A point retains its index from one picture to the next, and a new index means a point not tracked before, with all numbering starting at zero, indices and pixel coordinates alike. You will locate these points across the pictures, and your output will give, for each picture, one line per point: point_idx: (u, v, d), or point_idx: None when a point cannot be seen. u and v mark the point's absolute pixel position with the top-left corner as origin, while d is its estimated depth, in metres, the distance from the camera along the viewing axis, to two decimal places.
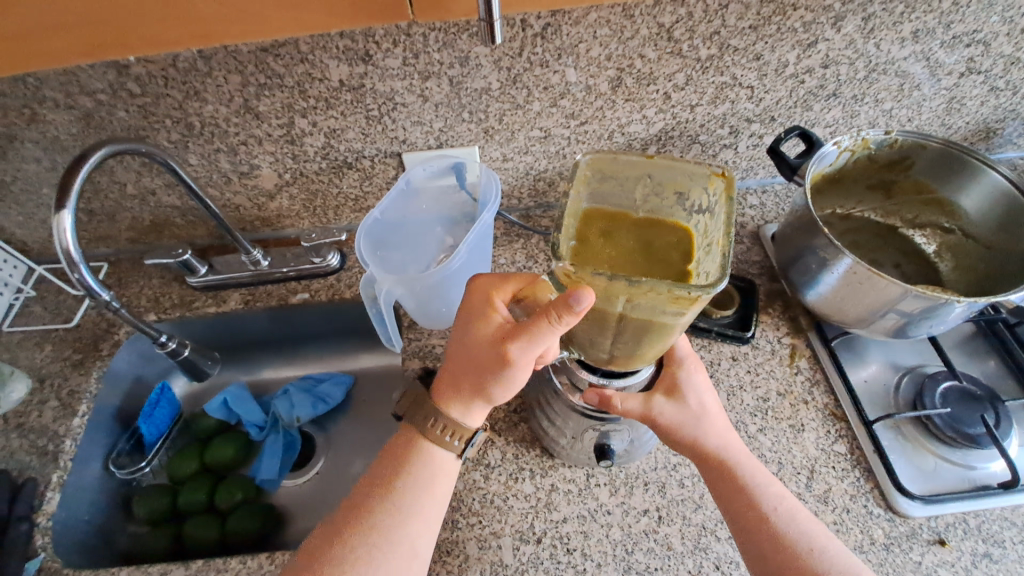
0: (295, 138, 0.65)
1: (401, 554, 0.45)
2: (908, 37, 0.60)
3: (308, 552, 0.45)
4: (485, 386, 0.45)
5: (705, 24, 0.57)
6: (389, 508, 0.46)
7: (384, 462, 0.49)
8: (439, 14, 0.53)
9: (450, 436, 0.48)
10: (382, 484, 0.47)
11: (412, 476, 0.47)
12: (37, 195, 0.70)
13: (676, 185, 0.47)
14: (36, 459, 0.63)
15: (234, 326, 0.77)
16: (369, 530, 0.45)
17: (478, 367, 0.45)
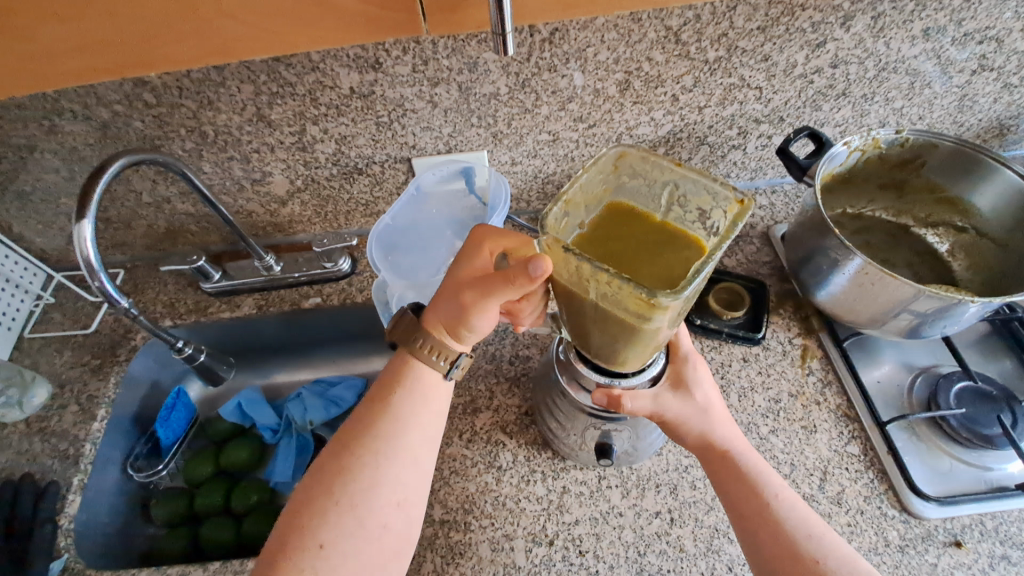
0: (306, 145, 0.66)
1: (407, 462, 0.46)
2: (919, 35, 0.60)
3: (318, 468, 0.46)
4: (450, 324, 0.47)
5: (713, 27, 0.57)
6: (392, 421, 0.47)
7: (382, 383, 0.50)
8: (451, 28, 0.54)
9: (440, 357, 0.49)
10: (382, 401, 0.48)
11: (411, 391, 0.49)
12: (56, 204, 0.71)
13: (699, 199, 0.43)
14: (57, 462, 0.65)
15: (248, 331, 0.79)
16: (376, 439, 0.46)
17: (452, 300, 0.47)
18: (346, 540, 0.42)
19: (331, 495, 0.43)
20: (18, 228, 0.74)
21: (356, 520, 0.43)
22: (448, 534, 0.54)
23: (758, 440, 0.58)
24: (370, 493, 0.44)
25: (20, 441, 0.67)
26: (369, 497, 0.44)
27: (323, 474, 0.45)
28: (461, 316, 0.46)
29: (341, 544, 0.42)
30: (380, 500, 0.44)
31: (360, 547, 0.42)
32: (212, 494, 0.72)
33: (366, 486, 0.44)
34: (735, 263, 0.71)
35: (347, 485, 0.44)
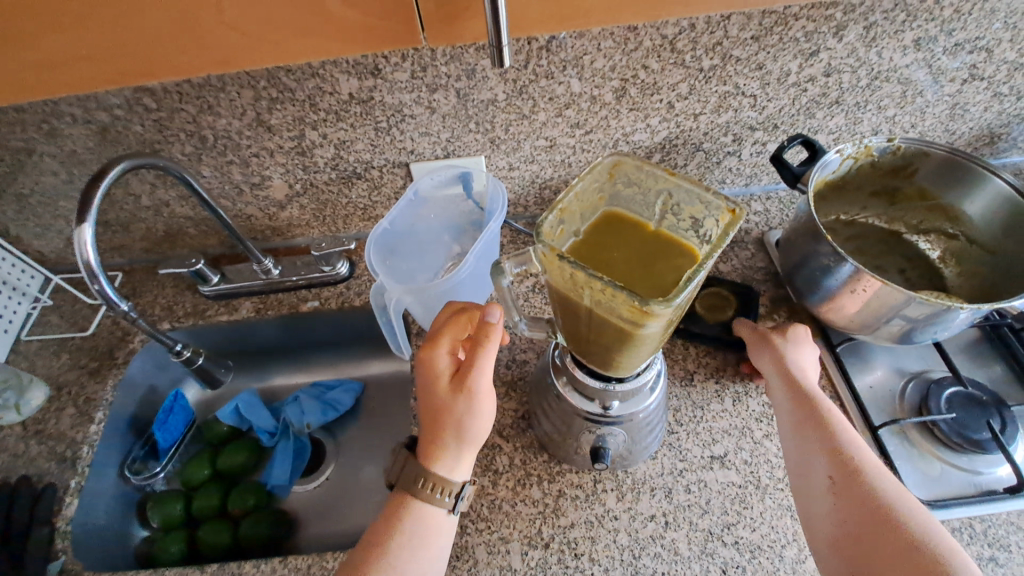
0: (306, 150, 0.66)
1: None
2: (910, 45, 0.61)
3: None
4: (444, 427, 0.47)
5: (708, 35, 0.57)
6: (384, 566, 0.44)
7: (379, 520, 0.48)
8: (450, 39, 0.55)
9: (439, 492, 0.47)
10: (377, 541, 0.46)
11: (407, 535, 0.46)
12: (55, 207, 0.72)
13: (692, 207, 0.43)
14: (55, 465, 0.65)
15: (245, 334, 0.79)
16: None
17: (430, 403, 0.48)
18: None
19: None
20: (16, 230, 0.74)
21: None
22: None
23: (752, 444, 0.59)
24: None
25: (16, 444, 0.67)
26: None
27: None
28: (449, 412, 0.47)
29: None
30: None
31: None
32: (209, 498, 0.72)
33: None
34: (730, 268, 0.72)
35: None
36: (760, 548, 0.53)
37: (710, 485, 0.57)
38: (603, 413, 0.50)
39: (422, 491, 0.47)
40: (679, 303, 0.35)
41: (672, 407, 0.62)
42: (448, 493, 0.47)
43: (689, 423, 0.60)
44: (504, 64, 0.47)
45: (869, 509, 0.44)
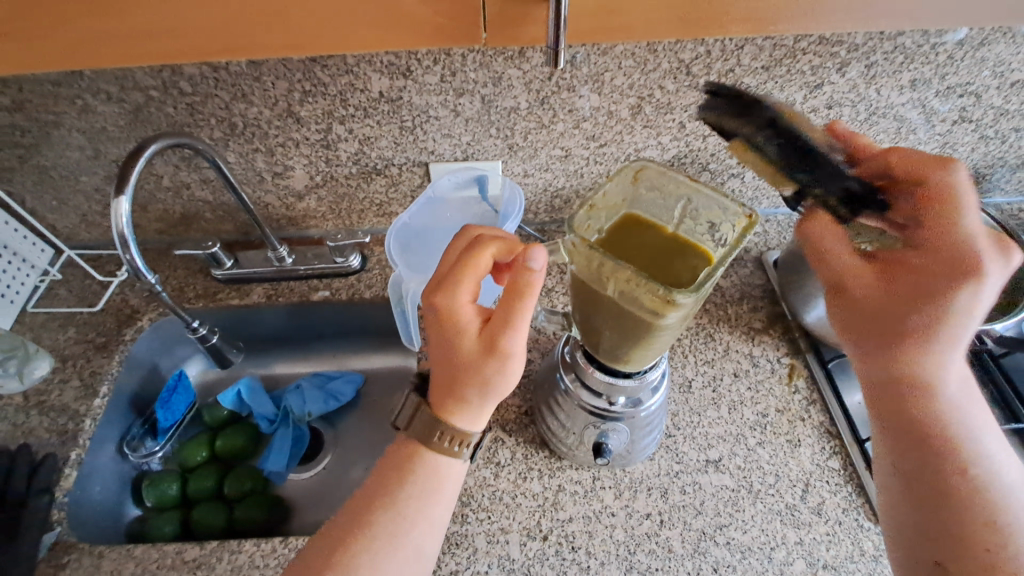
0: (331, 143, 0.68)
1: (404, 559, 0.45)
2: (906, 85, 0.65)
3: (308, 556, 0.45)
4: (469, 386, 0.44)
5: (721, 62, 0.61)
6: (395, 519, 0.45)
7: (389, 466, 0.48)
8: (508, 40, 0.43)
9: (452, 443, 0.46)
10: (386, 491, 0.46)
11: (419, 488, 0.46)
12: (75, 182, 0.73)
13: (710, 212, 0.47)
14: (55, 436, 0.65)
15: (253, 319, 0.80)
16: (375, 537, 0.44)
17: (453, 359, 0.44)
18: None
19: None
20: (32, 202, 0.75)
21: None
22: (445, 524, 0.56)
23: (745, 450, 0.61)
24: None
25: (17, 413, 0.67)
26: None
27: (312, 567, 0.43)
28: (474, 371, 0.43)
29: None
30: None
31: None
32: (205, 479, 0.72)
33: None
34: (729, 284, 0.75)
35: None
36: (750, 549, 0.55)
37: (704, 487, 0.59)
38: (608, 407, 0.53)
39: (435, 442, 0.46)
40: (701, 292, 0.39)
41: (669, 411, 0.64)
42: (464, 445, 0.47)
43: (686, 428, 0.63)
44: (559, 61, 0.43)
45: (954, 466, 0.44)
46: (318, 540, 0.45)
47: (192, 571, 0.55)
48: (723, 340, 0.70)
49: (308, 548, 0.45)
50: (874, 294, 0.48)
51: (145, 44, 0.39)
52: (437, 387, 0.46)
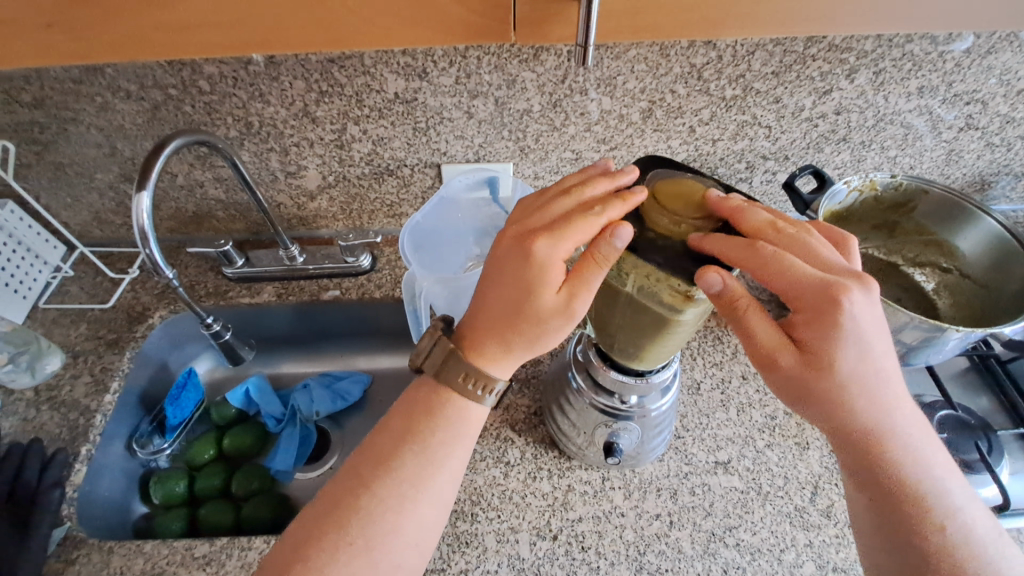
0: (344, 143, 0.69)
1: (428, 503, 0.45)
2: (914, 92, 0.66)
3: (333, 494, 0.45)
4: (523, 338, 0.44)
5: (732, 67, 0.62)
6: (422, 463, 0.46)
7: (414, 407, 0.47)
8: (538, 38, 0.52)
9: (483, 390, 0.46)
10: (412, 435, 0.46)
11: (446, 433, 0.46)
12: (90, 180, 0.73)
13: None
14: (66, 431, 0.65)
15: (262, 317, 0.80)
16: (401, 480, 0.45)
17: (518, 306, 0.43)
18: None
19: (345, 534, 0.43)
20: (47, 199, 0.75)
21: (368, 562, 0.43)
22: (455, 523, 0.56)
23: (755, 452, 0.61)
24: (388, 537, 0.44)
25: (28, 408, 0.67)
26: (386, 543, 0.43)
27: (338, 505, 0.44)
28: (536, 325, 0.43)
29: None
30: (396, 543, 0.44)
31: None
32: (213, 477, 0.72)
33: (384, 530, 0.44)
34: None
35: (363, 526, 0.43)
36: (759, 550, 0.55)
37: (713, 488, 0.59)
38: (621, 406, 0.53)
39: (464, 387, 0.46)
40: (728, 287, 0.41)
41: (679, 413, 0.64)
42: (492, 393, 0.46)
43: (695, 429, 0.63)
44: (586, 64, 0.49)
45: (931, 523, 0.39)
46: (343, 477, 0.46)
47: (202, 567, 0.54)
48: (732, 343, 0.70)
49: (332, 484, 0.46)
50: (790, 361, 0.39)
51: (207, 33, 0.47)
52: (486, 331, 0.45)
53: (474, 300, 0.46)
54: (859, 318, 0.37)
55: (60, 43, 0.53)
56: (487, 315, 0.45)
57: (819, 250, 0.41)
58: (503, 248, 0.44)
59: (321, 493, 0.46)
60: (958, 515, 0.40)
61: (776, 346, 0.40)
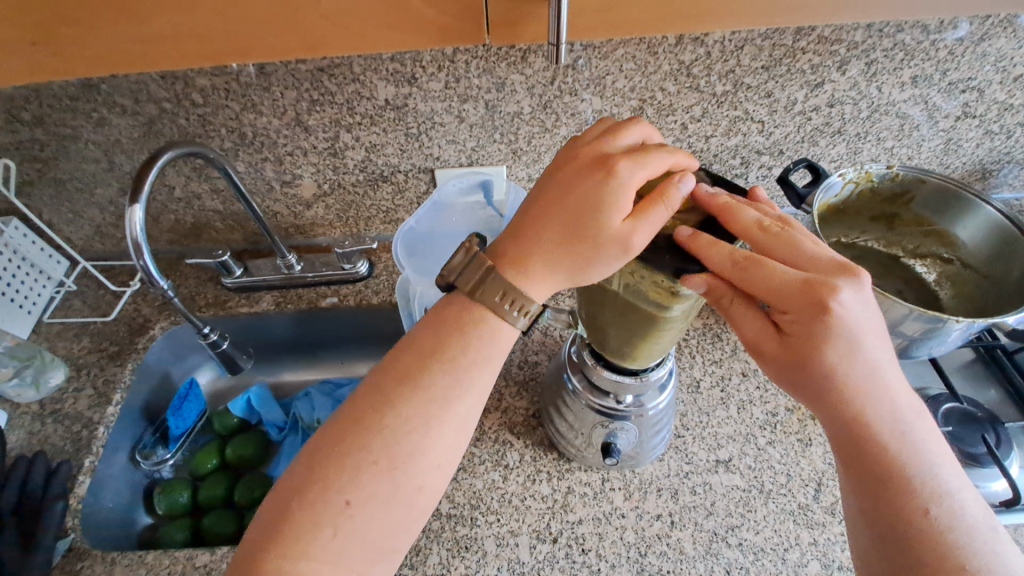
0: (338, 151, 0.70)
1: (455, 426, 0.42)
2: (908, 82, 0.66)
3: (353, 412, 0.41)
4: (571, 261, 0.41)
5: (722, 63, 0.62)
6: (450, 383, 0.42)
7: (445, 323, 0.44)
8: (512, 39, 0.57)
9: (517, 310, 0.43)
10: (441, 353, 0.42)
11: (478, 353, 0.43)
12: (90, 194, 0.74)
13: None
14: (70, 444, 0.66)
15: (262, 326, 0.81)
16: (429, 399, 0.41)
17: (580, 224, 0.40)
18: (375, 503, 0.39)
19: (367, 452, 0.39)
20: (49, 215, 0.76)
21: (389, 484, 0.39)
22: (454, 527, 0.56)
23: (756, 450, 0.60)
24: (411, 459, 0.40)
25: (33, 421, 0.68)
26: (409, 465, 0.40)
27: (360, 423, 0.41)
28: (591, 250, 0.40)
29: (368, 505, 0.39)
30: (421, 464, 0.41)
31: (388, 511, 0.39)
32: (216, 486, 0.72)
33: (408, 451, 0.40)
34: None
35: (387, 447, 0.40)
36: (763, 550, 0.54)
37: (714, 487, 0.58)
38: (617, 406, 0.52)
39: (497, 305, 0.43)
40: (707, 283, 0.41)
41: (678, 412, 0.64)
42: (527, 315, 0.43)
43: (695, 428, 0.62)
44: (559, 62, 0.51)
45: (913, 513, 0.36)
46: (363, 395, 0.42)
47: None
48: (731, 340, 0.70)
49: (353, 401, 0.42)
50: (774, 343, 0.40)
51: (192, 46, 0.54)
52: (537, 250, 0.42)
53: (532, 218, 0.43)
54: (846, 305, 0.36)
55: (51, 61, 0.53)
56: (542, 233, 0.42)
57: (805, 246, 0.39)
58: (574, 170, 0.43)
59: (339, 411, 0.42)
60: (948, 505, 0.36)
61: (760, 337, 0.40)
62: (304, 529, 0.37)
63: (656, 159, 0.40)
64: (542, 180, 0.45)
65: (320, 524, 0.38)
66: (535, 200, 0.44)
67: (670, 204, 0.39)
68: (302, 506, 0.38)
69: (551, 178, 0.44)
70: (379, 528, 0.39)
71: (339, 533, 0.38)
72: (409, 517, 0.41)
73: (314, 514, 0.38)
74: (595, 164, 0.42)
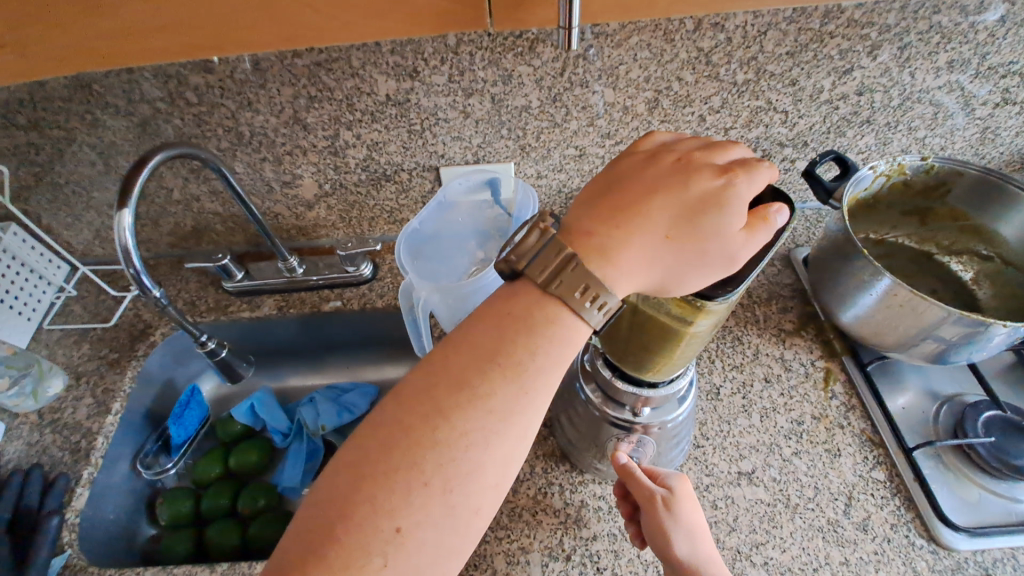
0: (338, 150, 0.67)
1: (517, 439, 0.35)
2: (943, 67, 0.61)
3: (396, 421, 0.34)
4: (671, 265, 0.36)
5: (743, 50, 0.58)
6: (513, 391, 0.35)
7: (510, 320, 0.36)
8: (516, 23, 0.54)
9: (593, 304, 0.36)
10: (504, 355, 0.35)
11: (548, 356, 0.36)
12: (87, 198, 0.72)
13: None
14: (68, 455, 0.64)
15: (265, 331, 0.79)
16: (489, 411, 0.34)
17: (692, 223, 0.36)
18: (430, 528, 0.32)
19: (419, 471, 0.32)
20: (48, 219, 0.75)
21: (446, 508, 0.33)
22: None
23: (781, 461, 0.57)
24: (470, 479, 0.33)
25: (32, 432, 0.66)
26: (467, 486, 0.33)
27: (407, 436, 0.33)
28: (698, 257, 0.36)
29: (422, 531, 0.32)
30: (479, 485, 0.34)
31: (443, 538, 0.33)
32: (219, 496, 0.71)
33: (465, 470, 0.33)
34: (756, 284, 0.71)
35: (442, 465, 0.33)
36: (790, 570, 0.51)
37: (737, 502, 0.55)
38: (633, 420, 0.49)
39: (571, 298, 0.36)
40: (729, 302, 0.38)
41: (697, 420, 0.60)
42: (603, 311, 0.36)
43: (716, 437, 0.59)
44: (571, 48, 0.48)
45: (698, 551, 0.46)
46: (408, 401, 0.35)
47: None
48: (752, 344, 0.66)
49: (395, 409, 0.35)
50: None
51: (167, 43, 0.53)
52: (630, 241, 0.36)
53: (628, 205, 0.37)
54: None
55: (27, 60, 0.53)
56: (639, 225, 0.37)
57: None
58: (669, 167, 0.39)
59: (377, 419, 0.35)
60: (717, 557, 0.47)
61: None
62: (349, 559, 0.31)
63: (767, 169, 0.37)
64: (627, 169, 0.40)
65: (368, 554, 0.31)
66: (623, 187, 0.38)
67: (775, 225, 0.36)
68: (347, 531, 0.31)
69: (639, 169, 0.39)
70: (433, 558, 0.32)
71: (391, 562, 0.31)
72: (463, 544, 0.34)
73: (360, 541, 0.31)
74: (701, 164, 0.38)
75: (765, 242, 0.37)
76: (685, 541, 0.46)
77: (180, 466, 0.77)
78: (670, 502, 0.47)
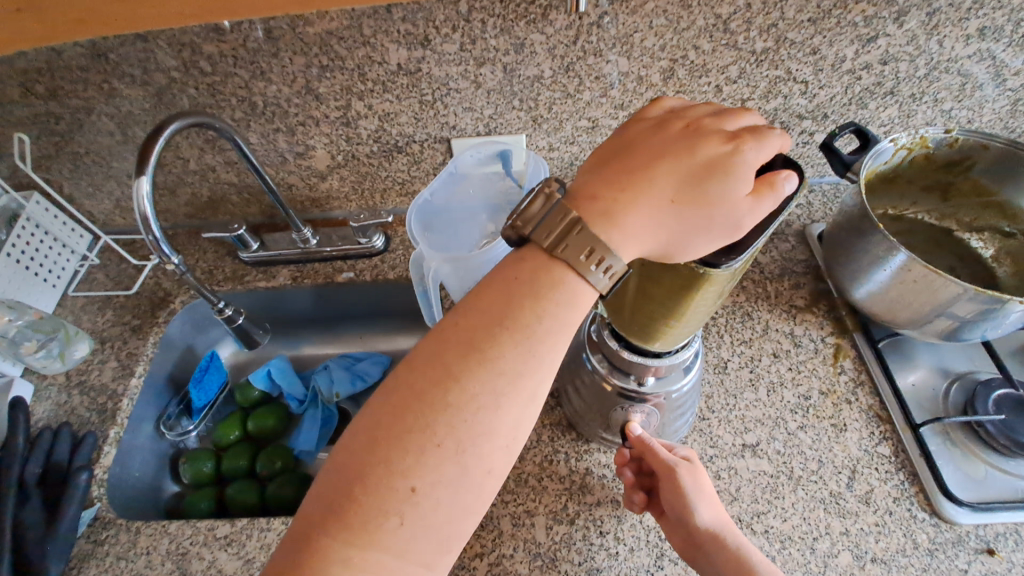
0: (350, 120, 0.67)
1: (525, 402, 0.36)
2: (974, 34, 0.59)
3: (409, 386, 0.35)
4: (676, 229, 0.36)
5: (763, 16, 0.57)
6: (521, 355, 0.36)
7: (517, 285, 0.37)
8: None
9: (598, 267, 0.36)
10: (512, 320, 0.36)
11: (554, 320, 0.36)
12: (107, 168, 0.74)
13: None
14: (95, 415, 0.67)
15: (282, 301, 0.81)
16: (498, 373, 0.35)
17: (699, 190, 0.36)
18: (443, 488, 0.33)
19: (431, 433, 0.34)
20: (69, 189, 0.76)
21: (458, 468, 0.34)
22: None
23: (786, 435, 0.58)
24: (481, 440, 0.34)
25: (60, 393, 0.69)
26: (478, 446, 0.34)
27: (420, 400, 0.34)
28: (704, 221, 0.36)
29: (436, 491, 0.33)
30: (490, 446, 0.35)
31: (456, 497, 0.34)
32: (238, 457, 0.74)
33: (475, 430, 0.34)
34: (769, 260, 0.71)
35: (453, 426, 0.34)
36: (790, 538, 0.52)
37: (740, 472, 0.55)
38: (638, 389, 0.50)
39: (577, 262, 0.36)
40: (735, 269, 0.37)
41: (703, 393, 0.61)
42: (610, 276, 0.36)
43: (721, 411, 0.59)
44: (579, 11, 0.47)
45: (717, 517, 0.49)
46: (420, 367, 0.36)
47: (223, 547, 0.55)
48: (762, 319, 0.66)
49: (407, 374, 0.36)
50: None
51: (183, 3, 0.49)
52: (636, 205, 0.36)
53: (637, 170, 0.37)
54: None
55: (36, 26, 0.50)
56: (644, 189, 0.37)
57: None
58: (677, 133, 0.38)
59: (391, 385, 0.36)
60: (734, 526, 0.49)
61: None
62: (367, 518, 0.32)
63: (777, 137, 0.37)
64: (635, 134, 0.40)
65: (385, 513, 0.32)
66: (631, 152, 0.38)
67: (783, 193, 0.36)
68: (366, 492, 0.33)
69: (647, 135, 0.39)
70: (448, 516, 0.34)
71: (407, 522, 0.33)
72: (477, 502, 0.35)
73: (378, 502, 0.32)
74: (709, 131, 0.38)
75: (772, 210, 0.36)
76: (706, 506, 0.49)
77: (201, 428, 0.80)
78: (689, 470, 0.50)
